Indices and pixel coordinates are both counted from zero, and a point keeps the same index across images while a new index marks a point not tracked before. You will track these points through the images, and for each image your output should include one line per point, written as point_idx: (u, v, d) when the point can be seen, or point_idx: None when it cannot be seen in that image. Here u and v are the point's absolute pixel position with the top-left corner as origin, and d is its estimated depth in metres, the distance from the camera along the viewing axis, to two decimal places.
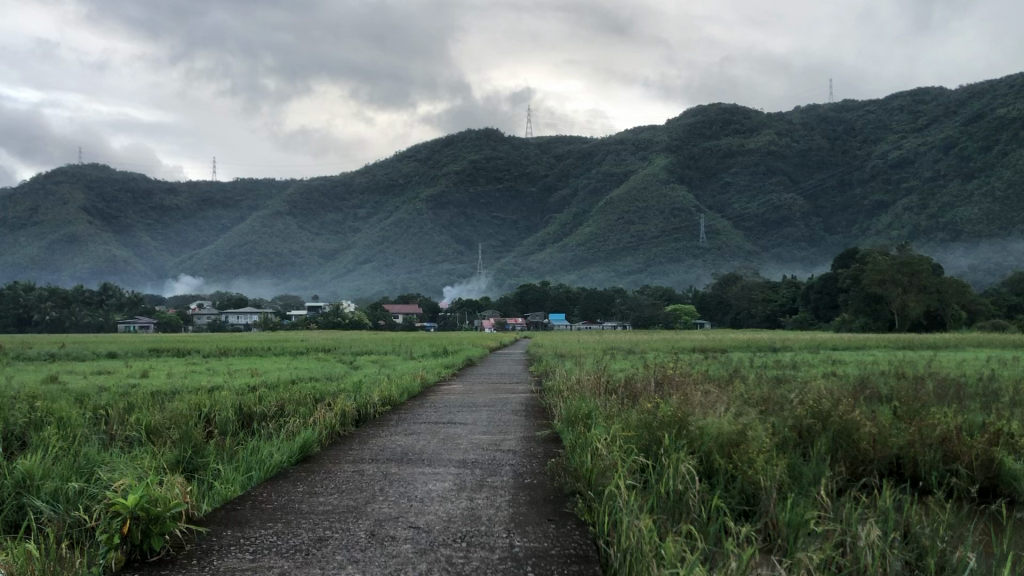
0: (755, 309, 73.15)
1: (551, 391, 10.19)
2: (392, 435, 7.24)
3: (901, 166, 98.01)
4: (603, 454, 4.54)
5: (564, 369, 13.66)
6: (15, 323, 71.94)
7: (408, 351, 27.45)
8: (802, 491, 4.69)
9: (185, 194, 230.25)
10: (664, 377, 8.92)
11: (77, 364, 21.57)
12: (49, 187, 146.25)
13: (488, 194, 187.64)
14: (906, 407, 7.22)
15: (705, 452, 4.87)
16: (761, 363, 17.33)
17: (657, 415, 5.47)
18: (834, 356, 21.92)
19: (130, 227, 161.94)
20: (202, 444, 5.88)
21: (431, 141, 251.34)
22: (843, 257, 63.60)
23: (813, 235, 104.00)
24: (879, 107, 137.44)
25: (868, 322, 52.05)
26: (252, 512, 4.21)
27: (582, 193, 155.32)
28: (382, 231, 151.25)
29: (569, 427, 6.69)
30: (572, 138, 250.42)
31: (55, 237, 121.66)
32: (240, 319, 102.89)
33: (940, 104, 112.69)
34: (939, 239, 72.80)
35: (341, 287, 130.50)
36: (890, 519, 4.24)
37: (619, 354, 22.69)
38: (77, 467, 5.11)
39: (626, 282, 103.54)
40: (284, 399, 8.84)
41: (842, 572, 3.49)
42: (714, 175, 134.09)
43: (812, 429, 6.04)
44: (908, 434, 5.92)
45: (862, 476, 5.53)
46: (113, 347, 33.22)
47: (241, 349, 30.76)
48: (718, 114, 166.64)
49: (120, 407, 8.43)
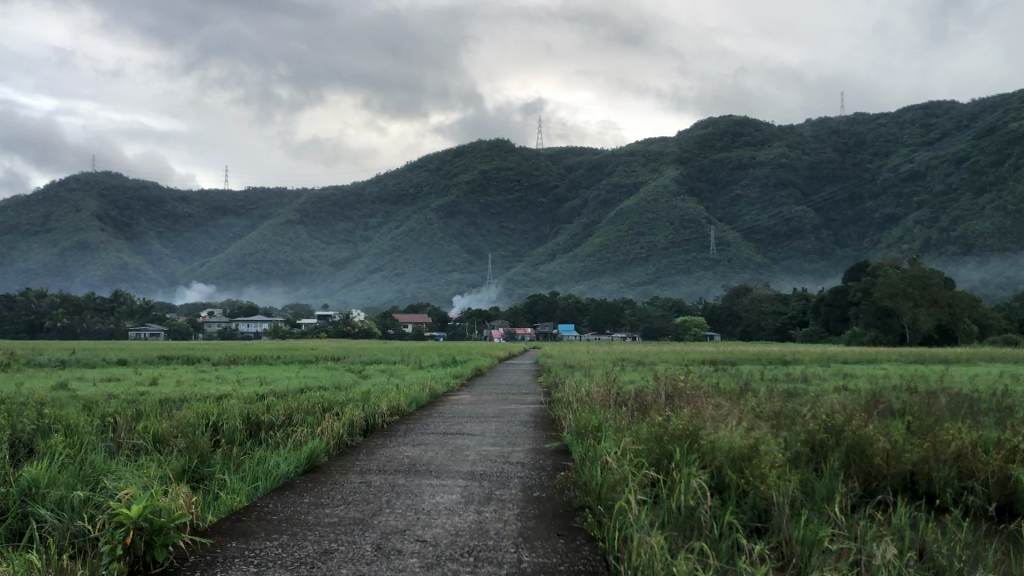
0: (764, 322, 73.01)
1: (560, 402, 10.14)
2: (399, 445, 7.17)
3: (912, 178, 97.80)
4: (611, 468, 4.49)
5: (572, 381, 13.66)
6: (27, 329, 72.27)
7: (417, 359, 27.69)
8: (817, 506, 4.62)
9: (197, 202, 231.11)
10: (676, 389, 8.89)
11: (89, 370, 21.72)
12: (62, 195, 146.73)
13: (499, 204, 187.94)
14: (920, 423, 7.15)
15: (716, 467, 4.80)
16: (771, 376, 17.36)
17: (668, 428, 5.40)
18: (844, 370, 22.06)
19: (142, 234, 162.66)
20: (207, 453, 5.86)
21: (442, 153, 252.10)
22: (853, 270, 63.52)
23: (824, 248, 103.68)
24: (890, 119, 137.08)
25: (879, 335, 51.48)
26: (257, 524, 4.17)
27: (592, 204, 155.35)
28: (393, 241, 151.60)
29: (579, 438, 6.66)
30: (583, 151, 250.79)
31: (67, 244, 122.10)
32: (250, 327, 103.16)
33: (952, 118, 112.46)
34: (950, 253, 71.18)
35: (351, 296, 130.59)
36: (904, 534, 4.22)
37: (628, 365, 22.75)
38: (82, 476, 5.09)
39: (636, 292, 103.25)
40: (292, 407, 8.82)
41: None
42: (725, 187, 133.96)
43: (824, 444, 5.94)
44: (921, 450, 5.85)
45: (876, 491, 5.47)
46: (121, 354, 33.28)
47: (250, 355, 30.92)
48: (729, 127, 166.63)
49: (129, 415, 8.43)
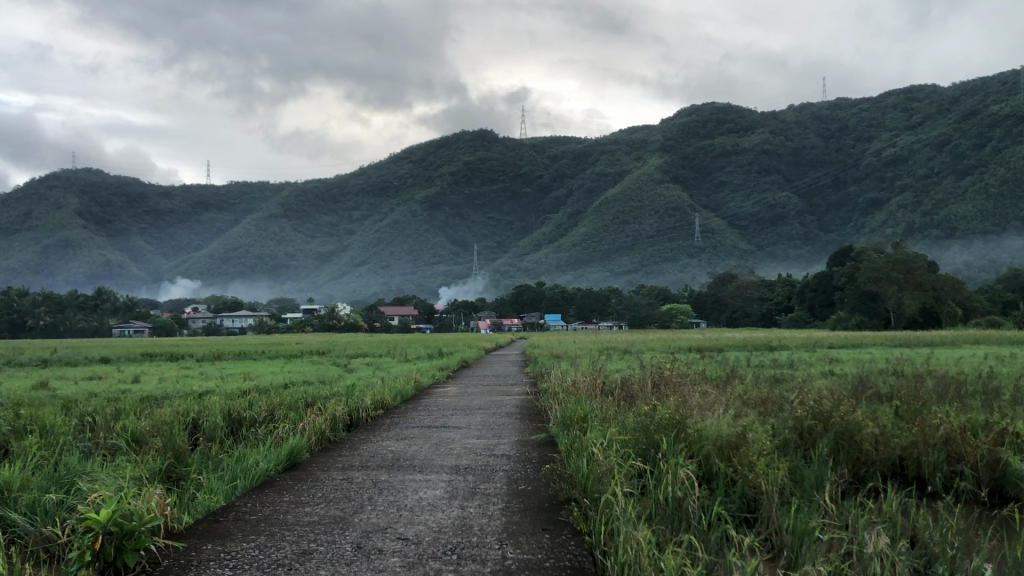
0: (750, 308, 73.19)
1: (547, 392, 10.03)
2: (382, 441, 7.07)
3: (895, 163, 98.02)
4: (597, 459, 4.38)
5: (559, 371, 13.60)
6: (10, 328, 71.64)
7: (404, 353, 27.39)
8: (805, 494, 4.53)
9: (180, 198, 229.28)
10: (662, 377, 8.86)
11: (70, 369, 21.35)
12: (43, 192, 145.56)
13: (484, 195, 187.22)
14: (908, 407, 7.07)
15: (704, 457, 4.70)
16: (758, 363, 17.29)
17: (655, 416, 5.29)
18: (831, 354, 22.00)
19: (124, 230, 161.62)
20: (186, 449, 5.76)
21: (427, 145, 251.25)
22: (838, 255, 63.62)
23: (808, 233, 103.73)
24: (873, 105, 137.22)
25: (865, 319, 51.84)
26: (235, 524, 4.06)
27: (577, 193, 155.22)
28: (378, 233, 151.15)
29: (565, 429, 6.55)
30: (568, 141, 250.36)
31: (50, 242, 121.18)
32: (235, 323, 102.68)
33: (933, 102, 112.65)
34: (934, 236, 72.63)
35: (336, 290, 130.29)
36: (896, 521, 4.18)
37: (615, 355, 22.70)
38: (56, 478, 4.95)
39: (622, 281, 103.35)
40: (274, 403, 8.68)
41: (842, 572, 3.36)
42: (709, 174, 133.74)
43: (813, 430, 5.86)
44: (909, 435, 5.79)
45: (865, 477, 5.41)
46: (106, 352, 33.03)
47: (234, 351, 30.54)
48: (712, 114, 166.42)
49: (108, 415, 8.25)
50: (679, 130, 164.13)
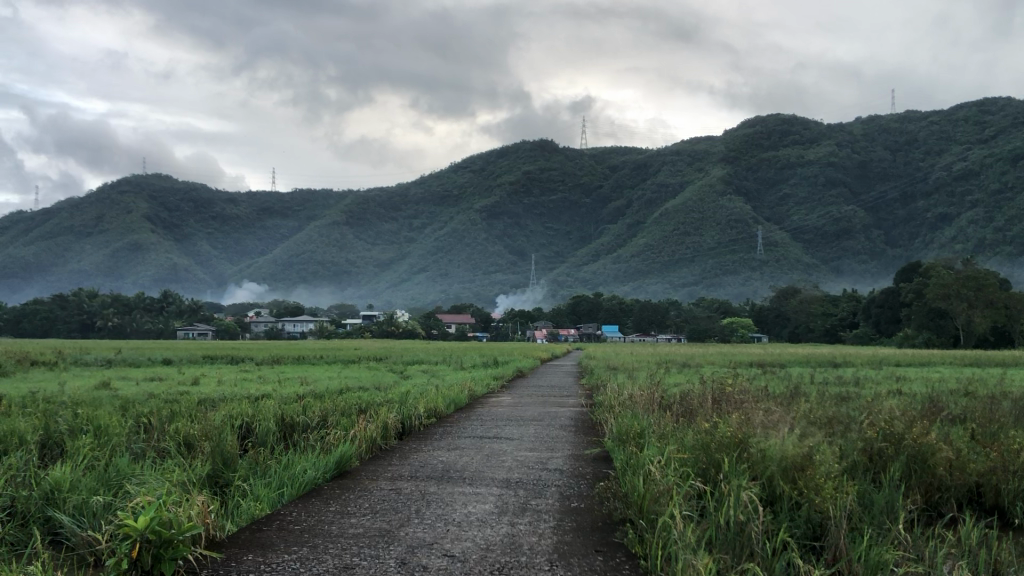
0: (812, 323, 71.68)
1: (602, 405, 9.85)
2: (436, 450, 6.94)
3: (967, 175, 95.59)
4: (657, 477, 4.13)
5: (615, 383, 13.41)
6: (80, 328, 73.94)
7: (462, 361, 27.29)
8: (876, 520, 4.28)
9: (245, 204, 234.39)
10: (723, 393, 8.58)
11: (135, 371, 21.56)
12: (116, 199, 150.05)
13: (544, 205, 187.41)
14: (983, 431, 6.66)
15: (768, 477, 4.39)
16: (822, 380, 16.70)
17: (716, 433, 5.03)
18: (895, 373, 21.14)
19: (191, 235, 165.28)
20: (233, 453, 5.67)
21: (489, 154, 252.05)
22: (904, 270, 62.20)
23: (875, 247, 101.29)
24: (944, 116, 133.71)
25: (933, 336, 50.63)
26: (278, 534, 3.94)
27: (637, 204, 154.33)
28: (438, 241, 152.26)
29: (621, 444, 6.34)
30: (630, 151, 248.93)
31: (120, 246, 124.71)
32: (296, 327, 104.02)
33: (1007, 115, 109.36)
34: (1006, 251, 70.24)
35: (396, 297, 131.37)
36: (975, 553, 3.93)
37: (676, 368, 22.28)
38: (105, 478, 4.91)
39: (682, 293, 101.94)
40: (328, 408, 8.65)
41: None
42: (772, 187, 131.70)
43: (882, 452, 5.53)
44: (992, 459, 5.42)
45: (940, 503, 5.13)
46: (172, 352, 33.34)
47: (295, 356, 30.89)
48: (776, 126, 164.38)
49: (164, 416, 8.23)
50: (742, 140, 162.15)
